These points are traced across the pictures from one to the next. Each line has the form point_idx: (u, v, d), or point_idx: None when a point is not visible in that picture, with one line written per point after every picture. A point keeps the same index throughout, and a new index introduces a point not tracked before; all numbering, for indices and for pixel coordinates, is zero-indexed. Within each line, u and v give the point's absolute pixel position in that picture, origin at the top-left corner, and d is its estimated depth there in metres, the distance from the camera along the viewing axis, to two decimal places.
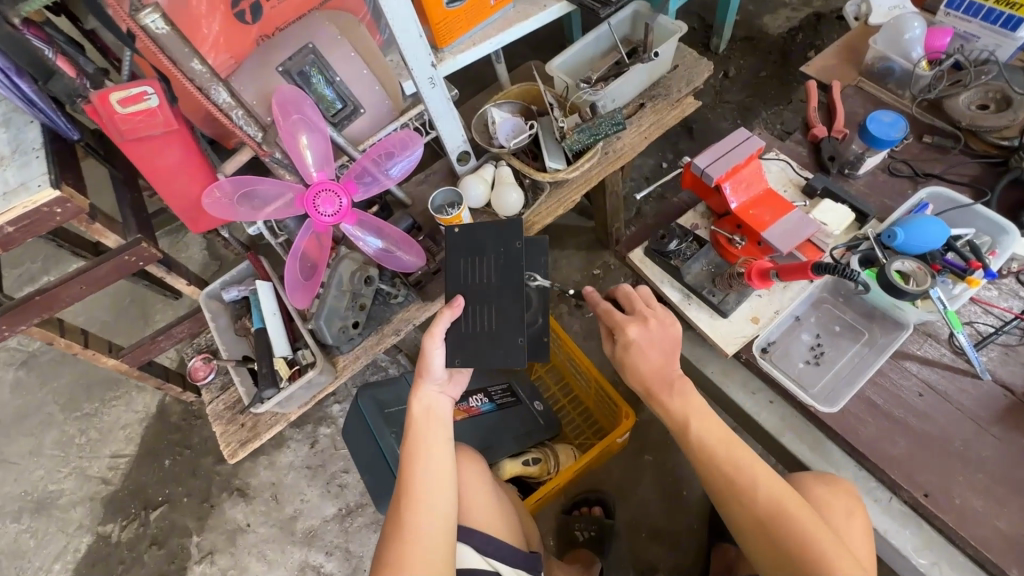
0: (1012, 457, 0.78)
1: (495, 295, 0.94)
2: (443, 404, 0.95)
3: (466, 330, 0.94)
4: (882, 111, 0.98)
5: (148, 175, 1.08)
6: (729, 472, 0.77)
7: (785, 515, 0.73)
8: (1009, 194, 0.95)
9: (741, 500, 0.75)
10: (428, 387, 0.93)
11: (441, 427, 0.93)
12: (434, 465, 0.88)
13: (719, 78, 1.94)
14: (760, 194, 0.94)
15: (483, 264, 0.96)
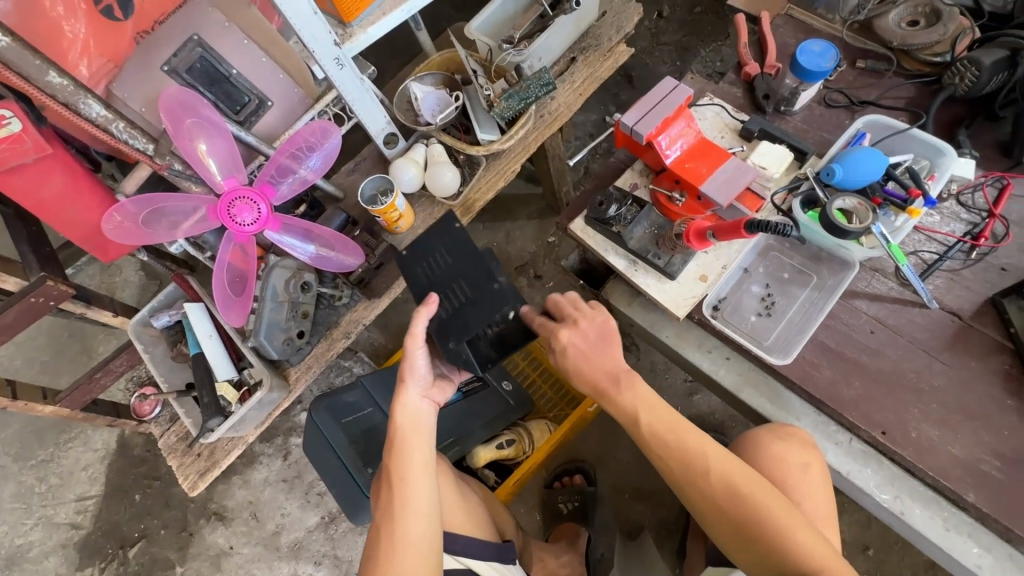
0: (962, 383, 0.78)
1: (463, 269, 0.88)
2: (428, 410, 0.87)
3: (460, 314, 0.86)
4: (812, 40, 0.93)
5: (33, 209, 0.97)
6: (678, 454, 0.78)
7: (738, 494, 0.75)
8: (946, 112, 0.92)
9: (694, 483, 0.77)
10: (413, 392, 0.85)
11: (426, 437, 0.85)
12: (424, 474, 0.82)
13: (653, 18, 1.85)
14: (696, 146, 0.89)
15: (435, 258, 0.90)
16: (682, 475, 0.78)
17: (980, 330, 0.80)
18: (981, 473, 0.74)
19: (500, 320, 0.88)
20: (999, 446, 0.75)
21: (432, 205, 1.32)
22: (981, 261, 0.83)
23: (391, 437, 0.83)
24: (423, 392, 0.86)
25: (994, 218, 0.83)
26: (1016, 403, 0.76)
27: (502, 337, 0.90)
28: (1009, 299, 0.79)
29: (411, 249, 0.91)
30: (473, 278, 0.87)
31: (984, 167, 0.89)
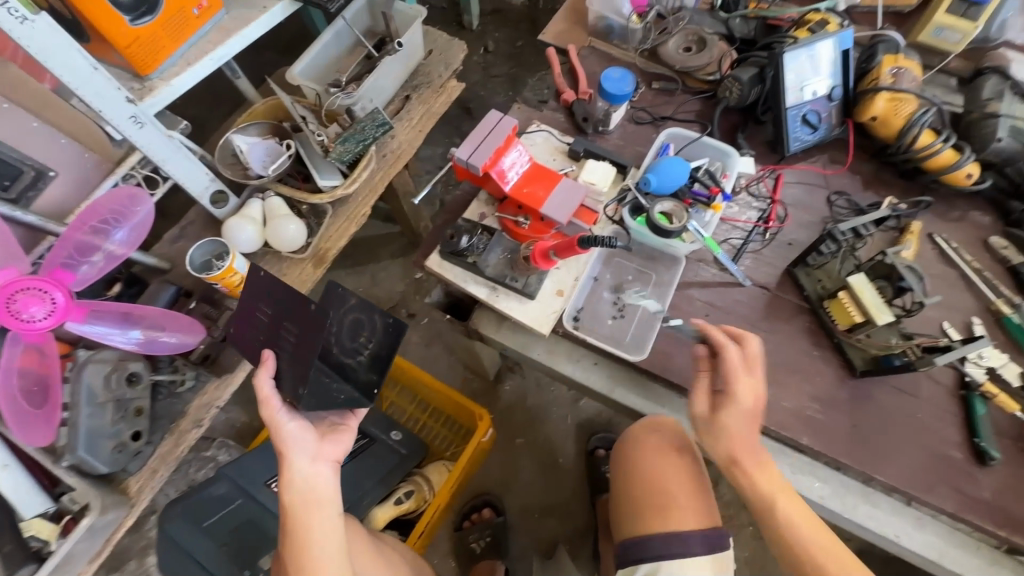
0: (781, 344, 0.91)
1: (285, 309, 0.74)
2: (328, 475, 0.76)
3: (296, 356, 0.73)
4: (610, 68, 1.04)
5: None
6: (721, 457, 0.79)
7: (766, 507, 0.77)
8: (725, 120, 1.10)
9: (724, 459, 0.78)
10: (299, 462, 0.74)
11: (330, 507, 0.74)
12: (330, 553, 0.72)
13: (481, 53, 1.95)
14: (530, 171, 0.94)
15: (256, 313, 0.77)
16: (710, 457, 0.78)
17: (786, 298, 0.94)
18: (809, 417, 0.87)
19: (362, 342, 0.80)
20: (817, 391, 0.88)
21: (280, 261, 1.21)
22: (773, 240, 0.99)
23: (285, 519, 0.73)
24: (311, 456, 0.75)
25: (775, 203, 1.00)
26: (821, 353, 0.90)
27: (376, 354, 0.79)
28: (799, 268, 0.94)
29: (237, 315, 0.79)
30: (298, 314, 0.73)
31: (761, 162, 1.06)
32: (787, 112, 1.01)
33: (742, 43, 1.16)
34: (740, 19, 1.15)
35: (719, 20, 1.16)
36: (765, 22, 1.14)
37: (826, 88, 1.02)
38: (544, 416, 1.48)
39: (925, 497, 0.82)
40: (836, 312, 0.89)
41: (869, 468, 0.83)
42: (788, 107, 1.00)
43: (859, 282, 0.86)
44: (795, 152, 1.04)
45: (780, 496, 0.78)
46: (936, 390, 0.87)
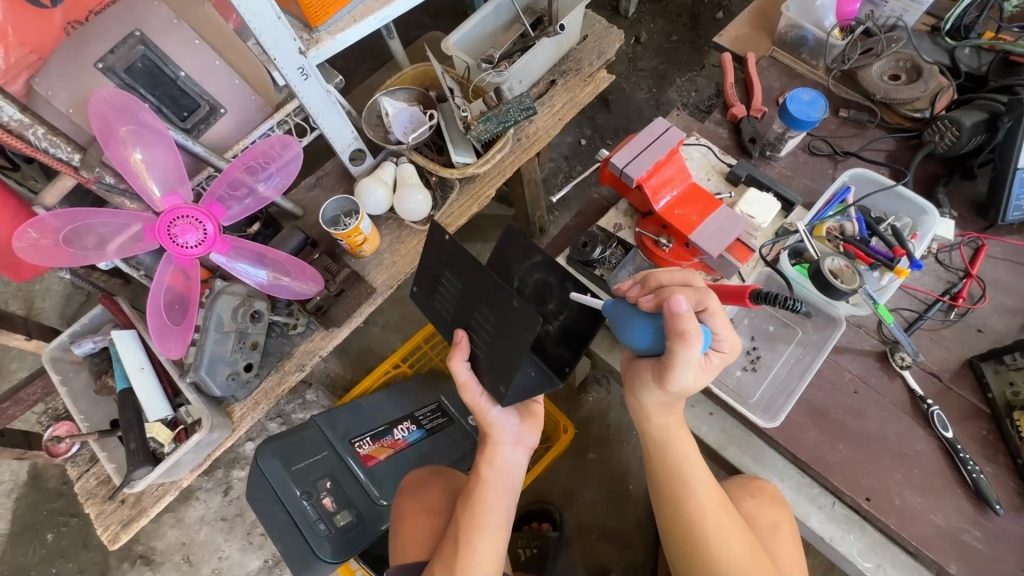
0: (944, 450, 0.76)
1: (476, 295, 0.69)
2: (517, 462, 0.80)
3: (494, 351, 0.69)
4: (800, 88, 0.90)
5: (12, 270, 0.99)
6: (673, 468, 0.72)
7: (695, 496, 0.71)
8: (923, 168, 0.93)
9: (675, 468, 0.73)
10: (504, 448, 0.78)
11: (507, 495, 0.79)
12: (497, 540, 0.76)
13: (631, 43, 1.84)
14: (685, 190, 0.85)
15: (445, 286, 0.75)
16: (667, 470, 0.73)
17: (958, 394, 0.79)
18: (964, 544, 0.72)
19: (552, 308, 0.78)
20: (983, 518, 0.72)
21: (400, 228, 1.23)
22: (959, 322, 0.83)
23: (471, 489, 0.78)
24: (514, 444, 0.79)
25: (972, 278, 0.84)
26: (997, 471, 0.74)
27: (565, 326, 0.79)
28: (989, 364, 0.78)
29: (421, 282, 0.79)
30: (493, 305, 0.67)
31: (961, 226, 0.89)
32: (1014, 173, 0.83)
33: (965, 78, 0.97)
34: (970, 50, 0.97)
35: (942, 48, 0.99)
36: (1005, 57, 0.94)
37: None
38: (621, 438, 1.41)
39: None
40: None
41: None
42: (1018, 166, 0.83)
43: None
44: (1011, 222, 0.86)
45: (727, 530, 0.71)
46: None
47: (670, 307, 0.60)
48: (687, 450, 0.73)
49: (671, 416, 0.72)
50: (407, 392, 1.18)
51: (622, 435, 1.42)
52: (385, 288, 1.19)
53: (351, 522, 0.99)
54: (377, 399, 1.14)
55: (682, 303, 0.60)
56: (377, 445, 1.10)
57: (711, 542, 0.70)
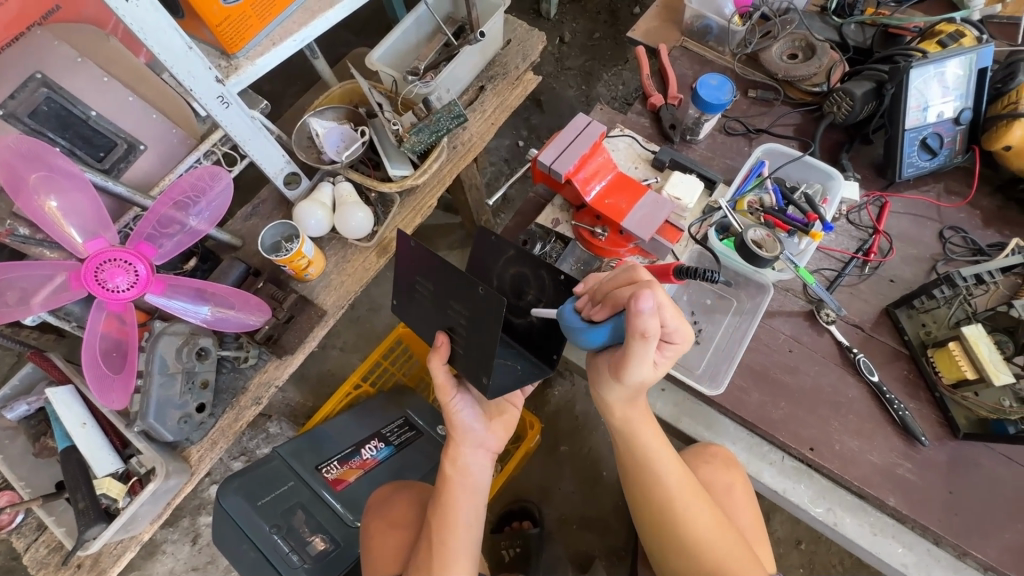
0: (873, 395, 0.82)
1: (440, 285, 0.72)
2: (482, 465, 0.81)
3: (471, 339, 0.70)
4: (709, 75, 0.95)
5: None
6: (640, 457, 0.74)
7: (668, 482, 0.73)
8: (827, 138, 1.01)
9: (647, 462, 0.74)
10: (466, 449, 0.79)
11: (475, 495, 0.79)
12: (469, 539, 0.76)
13: (555, 44, 1.90)
14: (613, 180, 0.89)
15: (421, 291, 0.75)
16: (637, 468, 0.75)
17: (880, 341, 0.86)
18: (898, 476, 0.78)
19: (532, 298, 0.75)
20: (911, 451, 0.79)
21: (344, 247, 1.22)
22: (873, 275, 0.90)
23: (442, 493, 0.78)
24: (478, 445, 0.80)
25: (879, 234, 0.91)
26: (919, 406, 0.81)
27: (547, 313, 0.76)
28: (901, 309, 0.85)
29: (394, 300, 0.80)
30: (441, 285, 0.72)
31: (866, 187, 0.97)
32: (904, 134, 0.91)
33: (853, 51, 1.05)
34: (855, 26, 1.06)
35: (831, 26, 1.07)
36: (884, 29, 1.04)
37: (953, 110, 0.92)
38: (590, 425, 1.44)
39: None
40: (942, 363, 0.80)
41: (964, 542, 0.74)
42: (905, 129, 0.91)
43: (975, 334, 0.76)
44: (907, 178, 0.94)
45: (707, 513, 0.72)
46: None
47: (634, 309, 0.56)
48: (650, 439, 0.74)
49: (634, 408, 0.73)
50: (372, 411, 1.17)
51: (591, 423, 1.46)
52: (336, 309, 1.18)
53: (328, 547, 0.98)
54: (341, 421, 1.13)
55: (646, 301, 0.56)
56: (345, 467, 1.08)
57: (691, 529, 0.71)
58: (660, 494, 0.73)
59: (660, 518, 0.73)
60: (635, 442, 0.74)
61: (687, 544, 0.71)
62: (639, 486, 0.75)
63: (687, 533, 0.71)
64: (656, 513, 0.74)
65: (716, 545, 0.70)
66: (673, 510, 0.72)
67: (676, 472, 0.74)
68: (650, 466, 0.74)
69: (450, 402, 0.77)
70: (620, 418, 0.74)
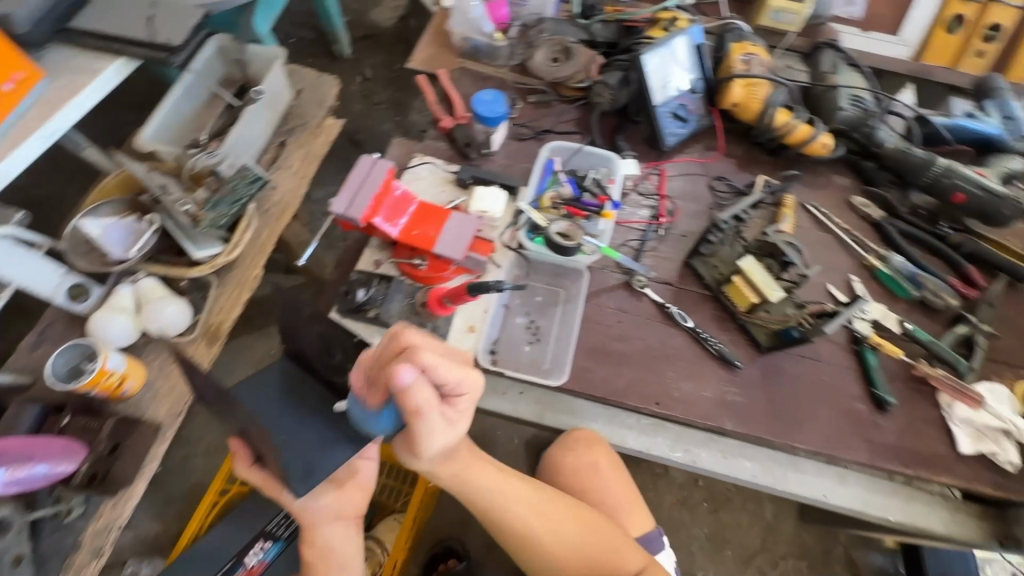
0: (693, 339, 0.92)
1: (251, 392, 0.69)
2: (343, 535, 0.81)
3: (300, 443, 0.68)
4: (483, 91, 1.04)
5: None
6: (482, 498, 0.74)
7: (517, 507, 0.75)
8: (604, 124, 1.12)
9: (491, 500, 0.74)
10: (321, 529, 0.79)
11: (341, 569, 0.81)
12: None
13: (359, 82, 1.90)
14: (419, 211, 0.89)
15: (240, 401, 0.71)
16: (486, 508, 0.74)
17: (687, 290, 0.96)
18: (729, 402, 0.88)
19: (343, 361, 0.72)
20: (734, 376, 0.90)
21: (165, 348, 1.09)
22: (669, 234, 1.01)
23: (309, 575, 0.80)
24: (330, 520, 0.80)
25: (663, 198, 1.04)
26: (730, 336, 0.93)
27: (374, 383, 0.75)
28: (695, 258, 0.97)
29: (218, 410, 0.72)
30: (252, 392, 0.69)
31: (644, 160, 1.09)
32: (657, 110, 1.04)
33: (604, 46, 1.18)
34: (600, 24, 1.18)
35: (580, 27, 1.19)
36: (621, 24, 1.18)
37: (689, 83, 1.08)
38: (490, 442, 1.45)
39: (847, 456, 0.85)
40: (735, 295, 0.93)
41: (790, 440, 0.86)
42: (656, 105, 1.04)
43: (749, 264, 0.92)
44: (673, 146, 1.08)
45: (555, 518, 0.77)
46: (835, 351, 0.91)
47: (398, 384, 0.57)
48: (488, 477, 0.73)
49: (460, 458, 0.70)
50: (250, 513, 1.05)
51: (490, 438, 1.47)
52: (171, 418, 1.05)
53: None
54: (214, 535, 1.02)
55: (405, 375, 0.58)
56: None
57: (544, 540, 0.76)
58: (512, 518, 0.75)
59: (517, 540, 0.77)
60: (474, 487, 0.72)
61: (542, 552, 0.76)
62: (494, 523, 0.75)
63: (542, 544, 0.76)
64: (514, 537, 0.76)
65: (570, 544, 0.76)
66: (525, 533, 0.75)
67: (522, 490, 0.76)
68: (495, 500, 0.74)
69: (283, 500, 0.75)
70: (450, 476, 0.70)
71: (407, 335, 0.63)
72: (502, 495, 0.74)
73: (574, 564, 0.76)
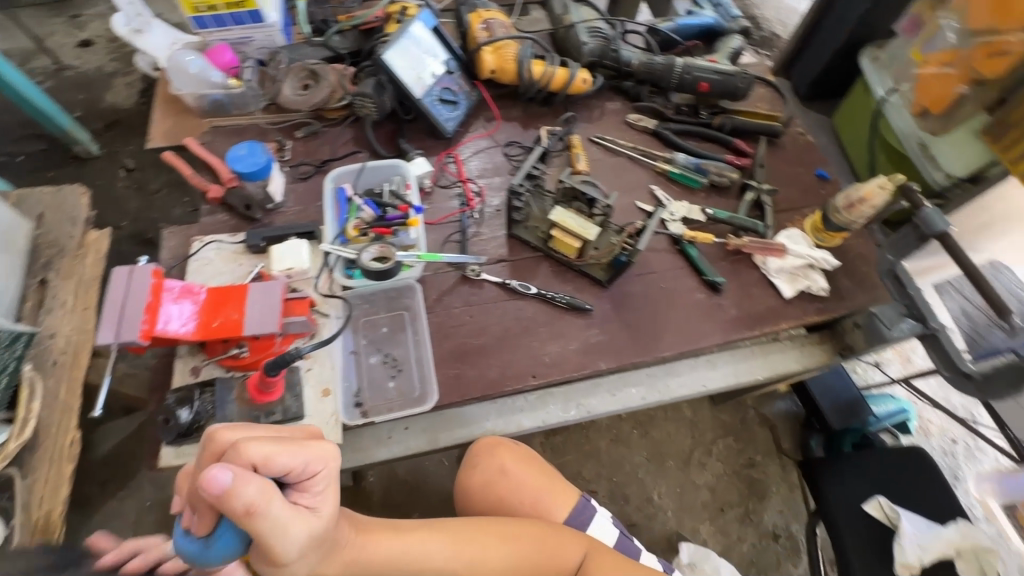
0: (541, 302, 0.93)
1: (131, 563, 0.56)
2: None
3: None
4: (236, 145, 0.93)
5: None
6: (393, 568, 0.66)
7: (440, 557, 0.68)
8: (381, 133, 1.07)
9: (402, 565, 0.66)
10: None
11: None
12: None
13: (124, 177, 1.67)
14: (211, 299, 0.79)
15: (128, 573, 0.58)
16: (400, 575, 0.67)
17: (520, 259, 0.97)
18: (594, 345, 0.91)
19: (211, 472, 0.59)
20: (589, 320, 0.93)
21: None
22: (484, 214, 1.01)
23: None
24: None
25: (466, 182, 1.03)
26: (573, 284, 0.95)
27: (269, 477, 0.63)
28: (516, 227, 0.98)
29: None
30: None
31: (434, 153, 1.07)
32: (423, 103, 1.02)
33: (348, 57, 1.12)
34: (338, 36, 1.12)
35: (318, 45, 1.12)
36: (358, 29, 1.13)
37: (442, 65, 1.06)
38: (422, 477, 1.40)
39: (706, 344, 0.92)
40: (562, 246, 0.95)
41: (657, 354, 0.91)
42: (420, 98, 1.01)
43: (561, 213, 0.93)
44: (455, 131, 1.07)
45: (489, 547, 0.72)
46: (661, 259, 0.98)
47: (213, 490, 0.46)
48: (388, 544, 0.66)
49: (347, 540, 0.62)
50: None
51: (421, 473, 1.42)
52: None
53: None
54: None
55: (223, 474, 0.47)
56: None
57: (484, 575, 0.70)
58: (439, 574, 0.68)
59: None
60: (381, 561, 0.65)
61: None
62: None
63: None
64: None
65: (512, 565, 0.72)
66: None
67: (436, 538, 0.69)
68: (409, 565, 0.66)
69: None
70: (341, 564, 0.61)
71: (225, 432, 0.54)
72: (413, 552, 0.67)
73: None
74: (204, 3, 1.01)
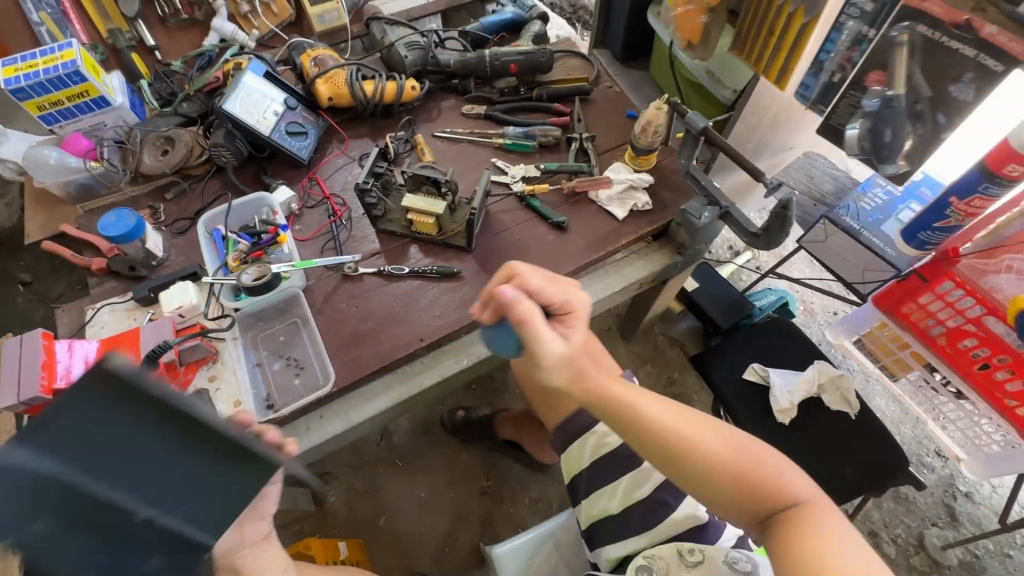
0: (416, 276, 1.06)
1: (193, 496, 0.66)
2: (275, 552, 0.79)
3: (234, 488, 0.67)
4: (105, 215, 1.00)
5: None
6: (617, 405, 0.69)
7: (653, 408, 0.70)
8: (245, 176, 1.19)
9: (637, 417, 0.69)
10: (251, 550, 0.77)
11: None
12: None
13: (22, 292, 1.69)
14: (109, 348, 0.92)
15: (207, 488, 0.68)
16: (627, 420, 0.69)
17: (391, 247, 1.10)
18: (469, 298, 1.04)
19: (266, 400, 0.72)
20: (461, 280, 1.06)
21: None
22: (353, 220, 1.13)
23: None
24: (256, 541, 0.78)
25: (330, 197, 1.15)
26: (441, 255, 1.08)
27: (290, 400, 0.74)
28: (381, 222, 1.11)
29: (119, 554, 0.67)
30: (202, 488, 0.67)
31: (297, 180, 1.19)
32: (273, 139, 1.14)
33: (199, 119, 1.23)
34: (185, 103, 1.24)
35: (169, 115, 1.23)
36: (203, 92, 1.25)
37: (283, 104, 1.18)
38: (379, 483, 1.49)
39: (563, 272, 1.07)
40: (422, 226, 1.08)
41: None
42: (269, 135, 1.13)
43: (411, 199, 1.05)
44: (310, 157, 1.19)
45: (705, 434, 0.71)
46: (512, 214, 1.13)
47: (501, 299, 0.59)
48: (625, 389, 0.69)
49: (586, 363, 0.67)
50: None
51: (378, 479, 1.50)
52: None
53: None
54: None
55: (507, 291, 0.59)
56: None
57: (702, 447, 0.70)
58: (644, 425, 0.69)
59: (670, 452, 0.69)
60: (643, 413, 0.69)
61: (706, 467, 0.69)
62: (627, 423, 0.69)
63: (703, 456, 0.69)
64: (661, 445, 0.69)
65: (738, 462, 0.69)
66: (678, 444, 0.69)
67: (676, 408, 0.73)
68: (650, 418, 0.69)
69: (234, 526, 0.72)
70: (568, 375, 0.64)
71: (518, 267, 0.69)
72: (661, 411, 0.71)
73: (727, 471, 0.68)
74: (46, 101, 1.11)
